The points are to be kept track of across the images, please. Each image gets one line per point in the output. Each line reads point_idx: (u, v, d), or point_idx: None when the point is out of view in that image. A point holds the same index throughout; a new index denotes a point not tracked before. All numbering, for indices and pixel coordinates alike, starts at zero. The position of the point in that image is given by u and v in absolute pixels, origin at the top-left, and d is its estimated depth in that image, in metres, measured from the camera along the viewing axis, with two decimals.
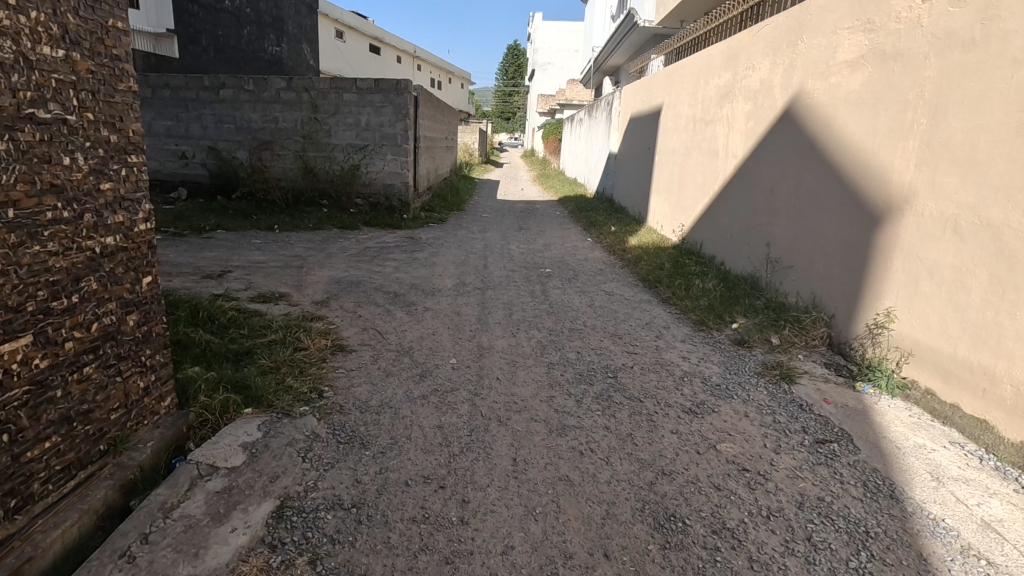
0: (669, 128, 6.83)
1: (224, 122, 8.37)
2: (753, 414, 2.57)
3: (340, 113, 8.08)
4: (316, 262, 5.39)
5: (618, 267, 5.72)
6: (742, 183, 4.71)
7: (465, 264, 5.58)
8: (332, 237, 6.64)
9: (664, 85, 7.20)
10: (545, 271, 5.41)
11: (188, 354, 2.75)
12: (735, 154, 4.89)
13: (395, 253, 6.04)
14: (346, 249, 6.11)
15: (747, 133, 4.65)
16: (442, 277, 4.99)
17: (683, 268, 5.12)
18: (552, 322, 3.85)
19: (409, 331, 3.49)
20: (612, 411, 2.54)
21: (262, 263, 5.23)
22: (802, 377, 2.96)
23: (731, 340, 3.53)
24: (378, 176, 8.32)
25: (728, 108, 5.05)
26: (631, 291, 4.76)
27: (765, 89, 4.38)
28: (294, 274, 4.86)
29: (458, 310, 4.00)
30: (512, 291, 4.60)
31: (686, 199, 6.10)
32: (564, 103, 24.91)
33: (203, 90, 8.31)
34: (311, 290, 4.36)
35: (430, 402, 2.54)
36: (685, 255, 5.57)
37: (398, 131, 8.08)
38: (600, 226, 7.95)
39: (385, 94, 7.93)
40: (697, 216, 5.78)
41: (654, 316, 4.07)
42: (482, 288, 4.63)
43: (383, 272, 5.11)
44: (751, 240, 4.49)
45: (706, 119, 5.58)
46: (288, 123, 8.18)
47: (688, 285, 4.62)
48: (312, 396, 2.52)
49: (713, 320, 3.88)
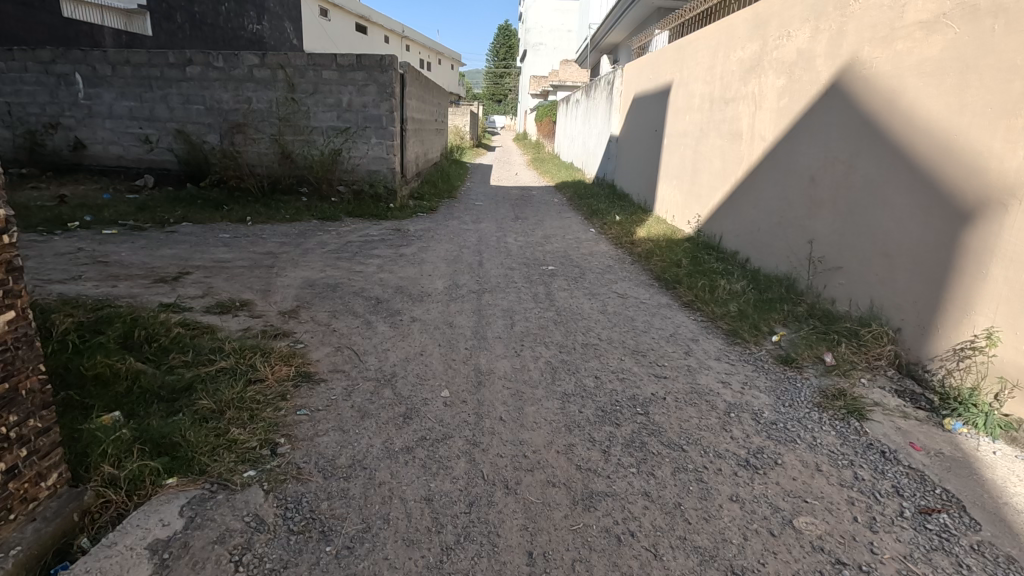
0: (681, 108, 6.22)
1: (192, 103, 7.69)
2: (828, 468, 2.03)
3: (320, 92, 7.40)
4: (289, 260, 4.76)
5: (627, 263, 5.14)
6: (775, 168, 4.13)
7: (458, 261, 4.97)
8: (310, 231, 5.99)
9: (674, 60, 6.56)
10: (548, 269, 4.83)
11: (106, 395, 2.16)
12: (763, 135, 4.31)
13: (379, 248, 5.42)
14: (325, 244, 5.48)
15: (780, 111, 4.06)
16: (432, 277, 4.40)
17: (704, 266, 4.55)
18: (561, 334, 3.28)
19: (391, 352, 2.91)
20: (650, 468, 1.99)
21: (227, 262, 4.59)
22: (874, 412, 2.41)
23: (774, 359, 2.98)
24: (361, 161, 7.63)
25: (755, 83, 4.46)
26: (648, 294, 4.19)
27: (803, 60, 3.78)
28: (262, 276, 4.24)
29: (450, 320, 3.42)
30: (511, 294, 4.02)
31: (702, 186, 5.51)
32: (558, 86, 24.13)
33: (169, 67, 7.63)
34: (279, 296, 3.76)
35: (416, 459, 1.96)
36: (702, 249, 4.99)
37: (383, 112, 7.40)
38: (603, 215, 7.35)
39: (368, 72, 7.26)
40: (716, 206, 5.20)
41: (679, 325, 3.53)
42: (478, 292, 4.04)
43: (365, 272, 4.49)
44: (782, 235, 3.94)
45: (726, 96, 4.98)
46: (262, 104, 7.50)
47: (711, 286, 4.06)
48: (262, 454, 1.95)
49: (748, 330, 3.34)
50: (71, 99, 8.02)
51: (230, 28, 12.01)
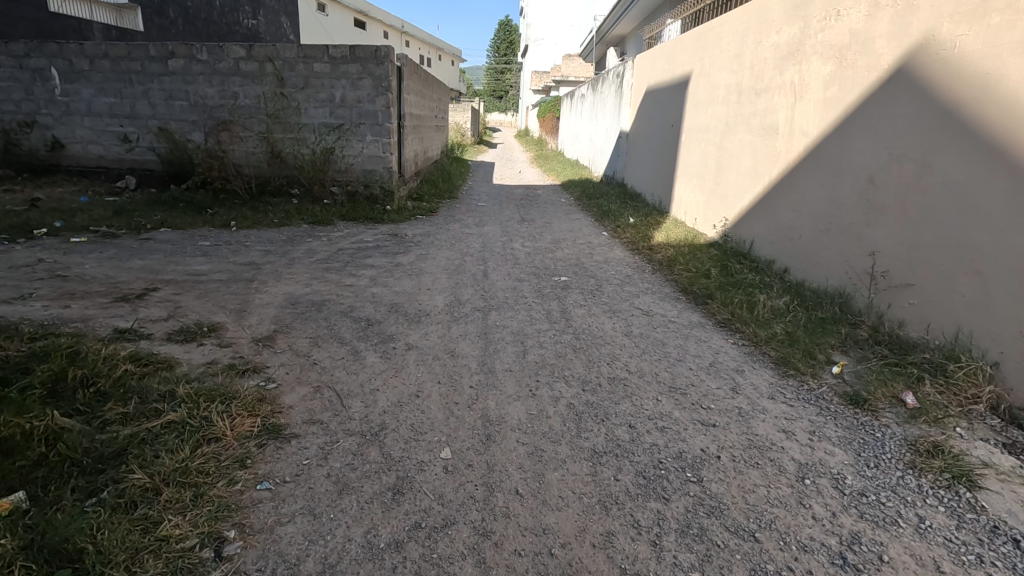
0: (702, 100, 5.72)
1: (175, 99, 7.20)
2: (953, 569, 1.54)
3: (311, 86, 6.91)
4: (273, 272, 4.28)
5: (648, 273, 4.65)
6: (819, 168, 3.64)
7: (460, 272, 4.49)
8: (299, 237, 5.51)
9: (693, 49, 6.06)
10: (560, 281, 4.35)
11: (10, 470, 1.67)
12: (805, 129, 3.82)
13: (374, 256, 4.94)
14: (314, 252, 5.00)
15: (828, 101, 3.56)
16: (431, 292, 3.91)
17: (737, 277, 4.05)
18: (583, 366, 2.79)
19: (381, 393, 2.42)
20: (717, 572, 1.50)
21: (202, 275, 4.11)
22: (986, 477, 1.91)
23: (840, 399, 2.49)
24: (355, 160, 7.13)
25: (793, 72, 3.97)
26: (676, 311, 3.69)
27: (858, 42, 3.28)
28: (239, 292, 3.75)
29: (451, 348, 2.93)
30: (520, 313, 3.53)
31: (728, 187, 5.01)
32: (561, 81, 23.58)
33: (150, 61, 7.14)
34: (255, 318, 3.28)
35: (407, 563, 1.48)
36: (732, 257, 4.50)
37: (378, 108, 6.90)
38: (616, 217, 6.85)
39: (362, 64, 6.76)
40: (745, 209, 4.71)
41: (718, 352, 3.03)
42: (483, 311, 3.55)
43: (356, 286, 4.00)
44: (831, 245, 3.44)
45: (758, 87, 4.49)
46: (249, 99, 7.02)
47: (749, 302, 3.57)
48: (203, 558, 1.46)
49: (802, 358, 2.84)
50: (47, 96, 7.53)
51: (225, 24, 11.68)
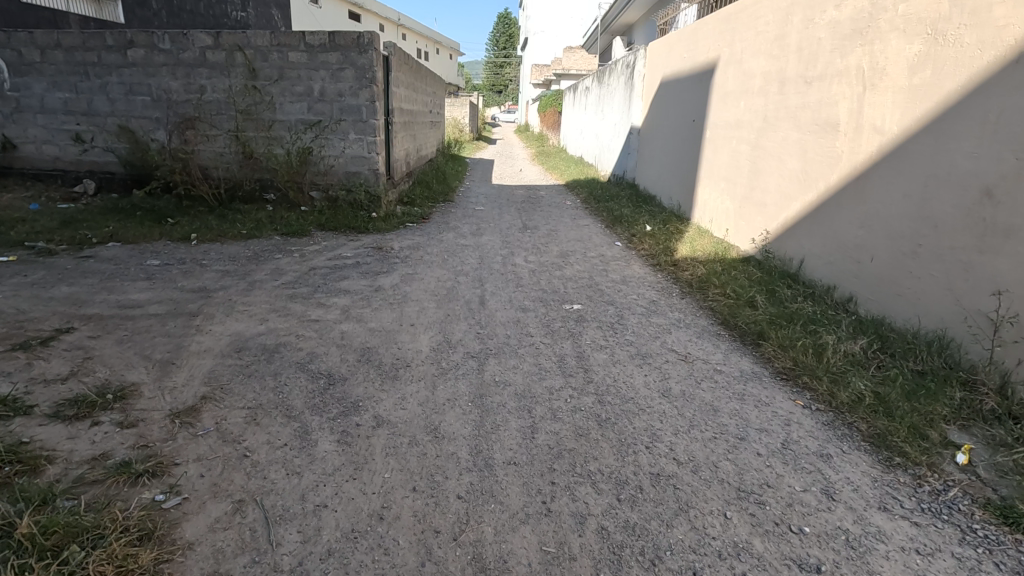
0: (732, 91, 4.96)
1: (136, 93, 6.44)
2: None
3: (286, 78, 6.15)
4: (224, 303, 3.53)
5: (676, 298, 3.90)
6: (900, 174, 2.90)
7: (453, 298, 3.74)
8: (267, 253, 4.76)
9: (719, 32, 5.29)
10: (572, 310, 3.60)
11: None
12: (878, 125, 3.08)
13: (351, 277, 4.19)
14: (281, 273, 4.25)
15: (913, 90, 2.83)
16: (415, 329, 3.17)
17: (791, 307, 3.31)
18: (613, 453, 2.05)
19: (330, 515, 1.68)
20: None
21: (136, 308, 3.37)
22: None
23: (986, 512, 1.76)
24: (337, 161, 6.36)
25: (861, 53, 3.22)
26: (722, 357, 2.95)
27: (966, 12, 2.53)
28: (175, 334, 3.01)
29: (435, 425, 2.19)
30: (526, 362, 2.79)
31: (768, 194, 4.27)
32: (562, 74, 22.71)
33: (107, 51, 6.37)
34: (183, 375, 2.53)
35: None
36: (778, 280, 3.76)
37: (362, 102, 6.14)
38: (630, 224, 6.09)
39: (343, 53, 6.00)
40: (790, 221, 3.97)
41: (789, 425, 2.29)
42: (479, 358, 2.81)
43: (323, 322, 3.26)
44: (920, 274, 2.72)
45: (810, 73, 3.73)
46: (217, 93, 6.26)
47: (815, 346, 2.84)
48: None
49: (911, 438, 2.10)
50: None
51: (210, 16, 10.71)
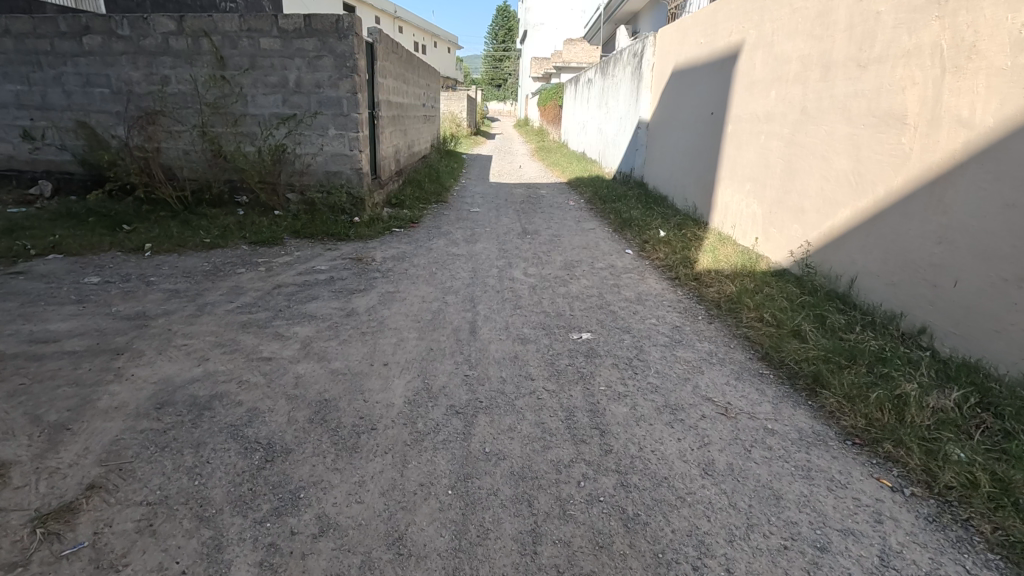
0: (761, 78, 4.35)
1: (94, 85, 5.80)
2: None
3: (258, 68, 5.52)
4: (161, 334, 2.93)
5: (704, 323, 3.30)
6: (997, 178, 2.31)
7: (439, 326, 3.14)
8: (228, 266, 4.16)
9: (744, 12, 4.66)
10: (581, 341, 3.01)
11: None
12: (963, 117, 2.48)
13: (321, 297, 3.59)
14: (240, 292, 3.65)
15: (1019, 72, 2.22)
16: (388, 372, 2.57)
17: (850, 342, 2.70)
18: None
19: None
20: None
21: (49, 343, 2.76)
22: None
23: None
24: (315, 160, 5.74)
25: (940, 27, 2.61)
26: (772, 411, 2.34)
27: None
28: (86, 381, 2.40)
29: (399, 534, 1.59)
30: (525, 423, 2.18)
31: (807, 197, 3.67)
32: (562, 67, 22.04)
33: (60, 39, 5.72)
34: (74, 448, 1.93)
35: None
36: (826, 302, 3.15)
37: (343, 94, 5.52)
38: (641, 229, 5.46)
39: (321, 38, 5.37)
40: (835, 230, 3.37)
41: (882, 525, 1.69)
42: (466, 416, 2.21)
43: (275, 362, 2.65)
44: None
45: (866, 53, 3.12)
46: (182, 84, 5.63)
47: (894, 398, 2.23)
48: None
49: None
50: None
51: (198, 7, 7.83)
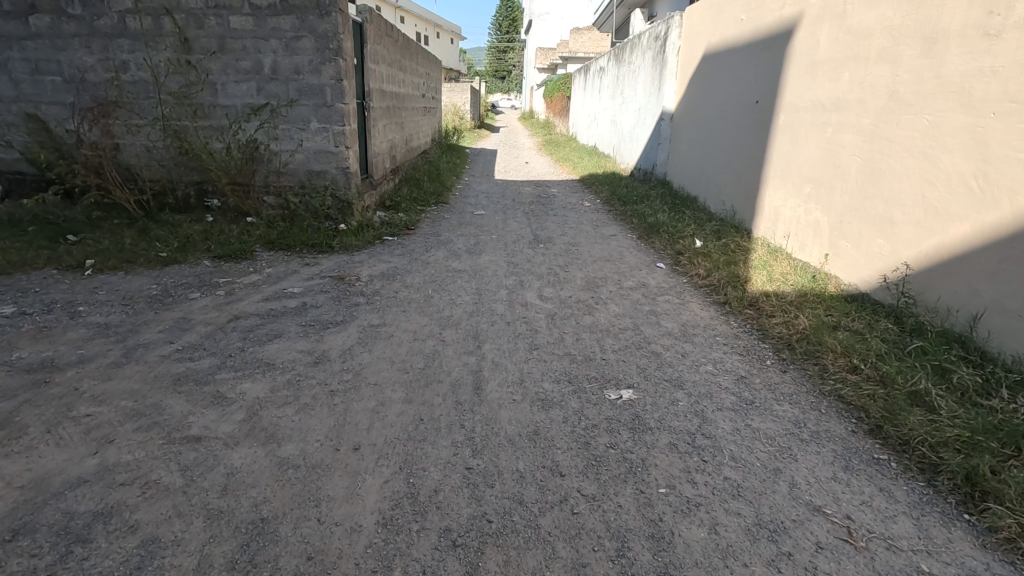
0: (827, 57, 3.57)
1: (43, 72, 5.02)
2: None
3: (228, 51, 4.76)
4: (60, 396, 2.19)
5: (779, 373, 2.54)
6: None
7: (434, 379, 2.40)
8: (181, 289, 3.43)
9: None
10: (623, 403, 2.26)
11: None
12: None
13: (288, 334, 2.85)
14: (185, 327, 2.91)
15: None
16: (360, 465, 1.82)
17: (1003, 417, 1.95)
18: None
19: None
20: None
21: None
22: None
23: None
24: (296, 157, 4.99)
25: None
26: (921, 537, 1.59)
27: None
28: None
29: None
30: (556, 567, 1.44)
31: (898, 207, 2.90)
32: (568, 57, 21.22)
33: (4, 19, 4.95)
34: None
35: None
36: (944, 349, 2.40)
37: (325, 81, 4.76)
38: (674, 237, 4.68)
39: (299, 16, 4.61)
40: (944, 251, 2.61)
41: None
42: (466, 554, 1.47)
43: (204, 447, 1.90)
44: None
45: (999, 19, 2.35)
46: (142, 70, 4.86)
47: None
48: None
49: None
50: None
51: None
